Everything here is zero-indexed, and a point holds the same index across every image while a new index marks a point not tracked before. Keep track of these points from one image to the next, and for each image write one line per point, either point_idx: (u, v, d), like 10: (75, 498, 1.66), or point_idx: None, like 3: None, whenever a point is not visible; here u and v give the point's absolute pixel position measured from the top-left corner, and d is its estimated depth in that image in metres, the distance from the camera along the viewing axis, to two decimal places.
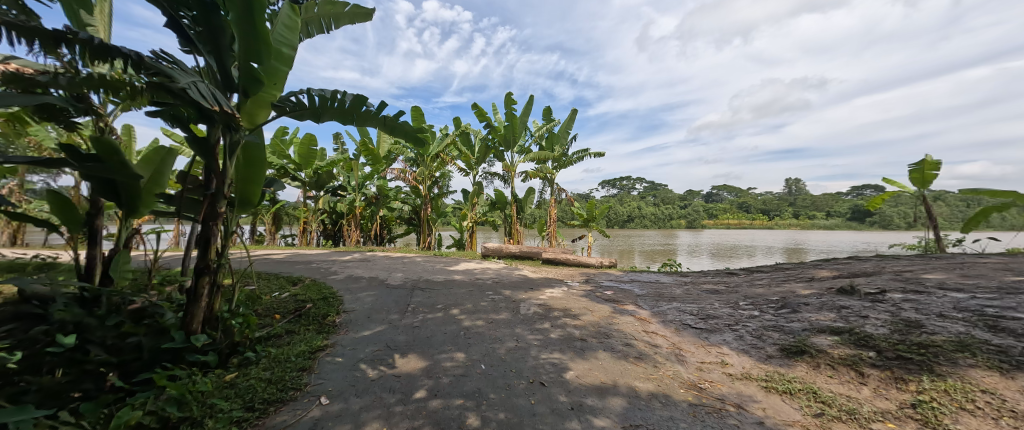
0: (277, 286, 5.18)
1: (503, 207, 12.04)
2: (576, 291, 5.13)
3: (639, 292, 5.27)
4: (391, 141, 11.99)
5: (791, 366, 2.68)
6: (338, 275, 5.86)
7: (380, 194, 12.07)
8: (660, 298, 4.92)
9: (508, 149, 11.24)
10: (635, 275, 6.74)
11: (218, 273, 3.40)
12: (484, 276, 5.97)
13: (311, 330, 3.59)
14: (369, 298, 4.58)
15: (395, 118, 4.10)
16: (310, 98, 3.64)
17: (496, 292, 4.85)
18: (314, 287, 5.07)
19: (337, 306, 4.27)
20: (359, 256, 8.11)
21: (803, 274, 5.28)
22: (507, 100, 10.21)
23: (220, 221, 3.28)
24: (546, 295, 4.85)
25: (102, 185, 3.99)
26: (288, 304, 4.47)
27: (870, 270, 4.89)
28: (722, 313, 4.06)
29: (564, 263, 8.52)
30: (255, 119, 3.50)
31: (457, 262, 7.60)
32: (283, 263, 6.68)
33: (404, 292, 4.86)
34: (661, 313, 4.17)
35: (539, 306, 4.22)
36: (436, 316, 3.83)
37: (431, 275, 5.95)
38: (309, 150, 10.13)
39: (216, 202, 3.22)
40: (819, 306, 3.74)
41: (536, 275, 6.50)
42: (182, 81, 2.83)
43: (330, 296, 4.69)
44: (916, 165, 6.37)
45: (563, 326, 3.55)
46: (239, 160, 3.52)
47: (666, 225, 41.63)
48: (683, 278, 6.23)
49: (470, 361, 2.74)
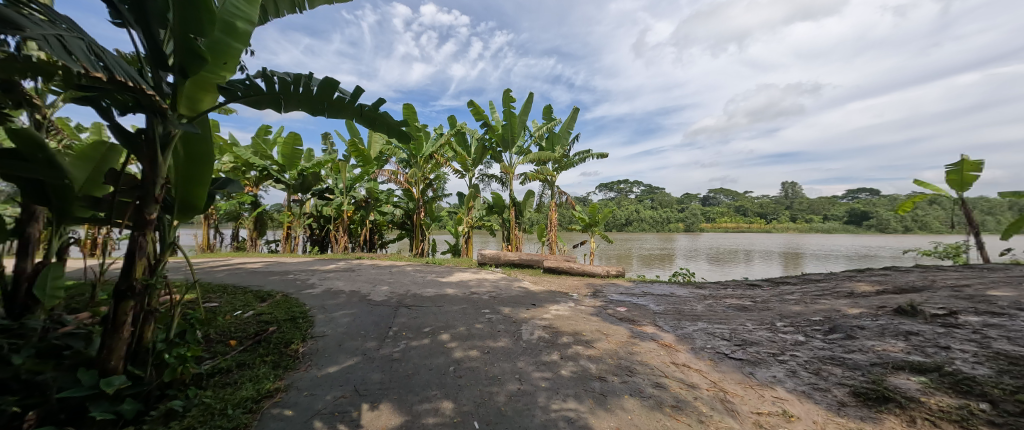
0: (242, 303, 4.50)
1: (501, 211, 11.39)
2: (584, 309, 4.48)
3: (656, 309, 4.63)
4: (383, 141, 11.29)
5: (878, 421, 2.05)
6: (315, 288, 5.19)
7: (370, 197, 11.46)
8: (681, 316, 4.30)
9: (507, 149, 10.65)
10: (647, 287, 6.11)
11: (149, 295, 2.73)
12: (480, 290, 5.32)
13: (266, 366, 2.92)
14: (345, 319, 3.91)
15: (375, 110, 3.48)
16: (269, 81, 3.01)
17: (494, 311, 4.19)
18: (284, 305, 4.40)
19: (305, 330, 3.60)
20: (343, 264, 7.43)
21: (841, 287, 4.67)
22: (505, 96, 9.61)
23: (150, 230, 2.62)
24: (551, 313, 4.22)
25: (28, 188, 3.16)
26: (249, 326, 3.80)
27: (920, 284, 4.29)
28: (760, 337, 3.44)
29: (567, 272, 7.87)
30: (198, 106, 2.86)
31: (450, 272, 6.95)
32: (255, 275, 5.98)
33: (388, 310, 4.19)
34: (687, 337, 3.53)
35: (545, 329, 3.57)
36: (422, 344, 3.18)
37: (420, 288, 5.28)
38: (294, 150, 9.58)
39: (144, 207, 2.57)
40: (878, 330, 3.16)
41: (537, 287, 5.85)
42: (27, 29, 1.74)
43: (300, 316, 4.00)
44: (954, 166, 5.84)
45: (575, 358, 2.91)
46: (178, 154, 2.90)
47: (665, 228, 41.14)
48: (701, 291, 5.60)
49: (460, 416, 2.09)
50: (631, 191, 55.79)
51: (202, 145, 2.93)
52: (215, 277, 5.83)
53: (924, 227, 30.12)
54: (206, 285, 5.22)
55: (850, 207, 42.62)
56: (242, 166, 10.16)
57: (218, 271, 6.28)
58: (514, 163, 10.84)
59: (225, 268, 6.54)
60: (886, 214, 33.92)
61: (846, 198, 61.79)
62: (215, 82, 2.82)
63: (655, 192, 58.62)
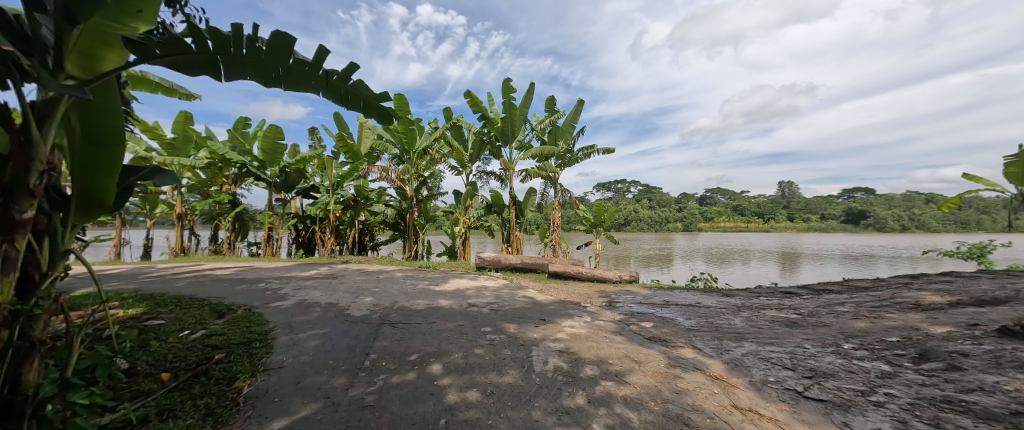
0: (193, 321, 3.76)
1: (500, 211, 10.67)
2: (604, 325, 3.77)
3: (687, 324, 3.92)
4: (374, 136, 10.53)
5: None
6: (286, 300, 4.43)
7: (359, 196, 10.70)
8: (720, 334, 3.59)
9: (506, 144, 9.91)
10: (668, 295, 5.41)
11: (31, 324, 1.95)
12: (479, 301, 4.57)
13: (194, 415, 2.14)
14: (313, 342, 3.15)
15: (346, 81, 2.76)
16: (200, 37, 2.26)
17: (496, 330, 3.46)
18: (242, 323, 3.65)
19: (259, 359, 2.85)
20: (325, 270, 6.66)
21: (904, 299, 4.00)
22: (505, 86, 8.88)
23: (24, 235, 1.78)
24: (566, 331, 3.50)
25: None
26: (193, 352, 3.05)
27: (1003, 295, 3.63)
28: (832, 366, 2.74)
29: (574, 277, 7.16)
30: (97, 66, 2.11)
31: (444, 278, 6.19)
32: (219, 284, 5.19)
33: (367, 329, 3.45)
34: (739, 365, 2.83)
35: (561, 356, 2.85)
36: (405, 382, 2.44)
37: (409, 300, 4.53)
38: (275, 145, 8.79)
39: (15, 200, 1.74)
40: (994, 361, 2.46)
41: (544, 296, 5.14)
42: None
43: (257, 338, 3.25)
44: (1013, 158, 5.19)
45: (607, 403, 2.18)
46: (75, 131, 2.14)
47: (664, 228, 40.54)
48: (731, 300, 4.92)
49: None
50: (628, 191, 54.97)
51: (107, 120, 2.19)
52: (171, 287, 5.03)
53: (921, 225, 30.19)
54: (155, 300, 4.42)
55: (849, 207, 42.36)
56: (220, 163, 9.32)
57: (178, 280, 5.50)
58: (515, 159, 10.08)
59: (188, 276, 5.76)
60: (885, 213, 33.70)
61: (842, 198, 61.96)
62: (119, 34, 2.08)
63: (652, 191, 58.15)
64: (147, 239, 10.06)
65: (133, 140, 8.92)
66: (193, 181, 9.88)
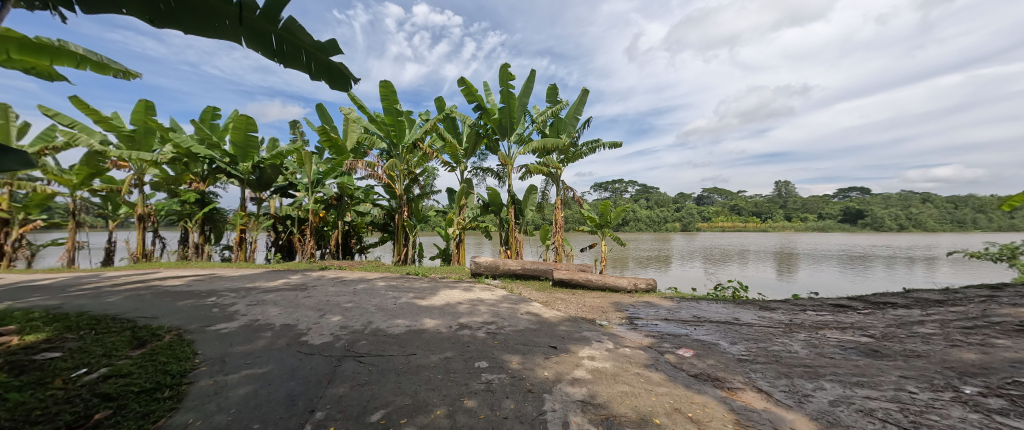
0: (99, 354, 2.88)
1: (497, 210, 9.86)
2: (633, 355, 2.95)
3: (736, 352, 3.10)
4: (361, 130, 9.73)
5: None
6: (231, 322, 3.56)
7: (342, 195, 9.78)
8: (787, 367, 2.76)
9: (504, 137, 9.07)
10: (697, 309, 4.60)
11: None
12: (473, 321, 3.73)
13: None
14: (242, 390, 2.29)
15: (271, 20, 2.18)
16: None
17: (495, 367, 2.62)
18: (160, 357, 2.77)
19: (152, 422, 1.96)
20: (296, 279, 5.76)
21: (1005, 318, 3.19)
22: (503, 73, 8.05)
23: None
24: (586, 367, 2.66)
25: None
26: (71, 406, 2.16)
27: None
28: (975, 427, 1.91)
29: (582, 285, 6.33)
30: None
31: (433, 289, 5.34)
32: (161, 300, 4.29)
33: (322, 367, 2.59)
34: (837, 424, 2.00)
35: (586, 414, 2.01)
36: None
37: (386, 321, 3.67)
38: (247, 137, 7.88)
39: None
40: None
41: (552, 311, 4.32)
42: None
43: (168, 384, 2.37)
44: None
45: None
46: None
47: (661, 228, 39.80)
48: (776, 316, 4.12)
49: None
50: (626, 190, 53.95)
51: None
52: (98, 304, 4.14)
53: (919, 224, 29.96)
54: (65, 323, 3.51)
55: (848, 207, 42.03)
56: (186, 159, 8.38)
57: (113, 294, 4.60)
58: (513, 153, 9.23)
59: (128, 289, 4.86)
60: (882, 213, 33.43)
61: (839, 198, 61.81)
62: None
63: (648, 191, 57.55)
64: (108, 242, 9.11)
65: (86, 132, 8.00)
66: (158, 179, 9.00)
